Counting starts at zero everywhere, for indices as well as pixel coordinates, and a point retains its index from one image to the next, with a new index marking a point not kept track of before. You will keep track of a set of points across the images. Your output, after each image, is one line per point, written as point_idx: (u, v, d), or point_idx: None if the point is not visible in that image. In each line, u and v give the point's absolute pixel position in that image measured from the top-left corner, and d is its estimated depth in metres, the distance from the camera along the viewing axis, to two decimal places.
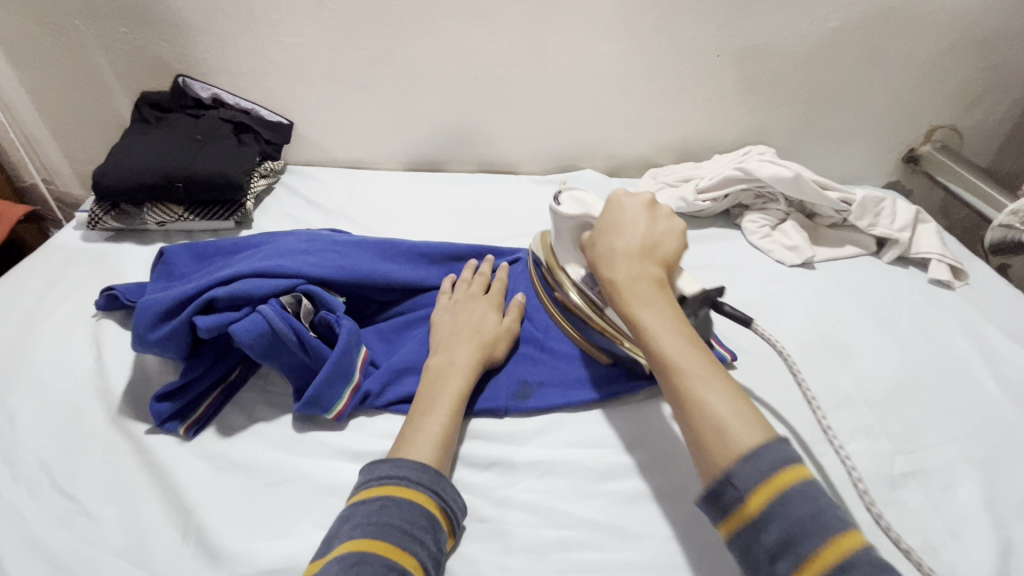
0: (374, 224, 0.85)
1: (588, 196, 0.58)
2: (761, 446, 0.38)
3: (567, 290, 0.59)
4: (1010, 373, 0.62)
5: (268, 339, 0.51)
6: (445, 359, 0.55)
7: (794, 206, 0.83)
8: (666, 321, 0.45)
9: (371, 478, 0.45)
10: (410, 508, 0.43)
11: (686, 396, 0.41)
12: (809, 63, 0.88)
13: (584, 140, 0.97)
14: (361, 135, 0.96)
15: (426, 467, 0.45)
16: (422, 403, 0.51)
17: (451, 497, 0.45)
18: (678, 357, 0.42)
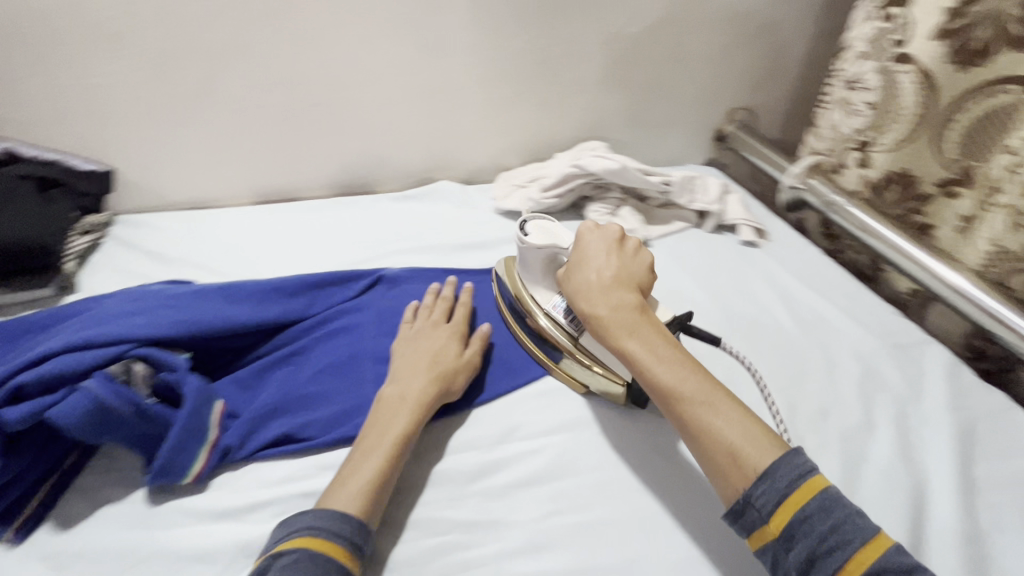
0: (224, 266, 0.81)
1: (554, 226, 0.64)
2: (772, 463, 0.42)
3: (539, 318, 0.63)
4: (801, 311, 0.75)
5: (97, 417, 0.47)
6: (397, 393, 0.55)
7: (628, 192, 0.92)
8: (652, 351, 0.50)
9: (290, 531, 0.44)
10: (326, 562, 0.42)
11: (694, 420, 0.46)
12: (620, 63, 0.98)
13: (434, 153, 0.99)
14: (197, 174, 0.90)
15: (349, 517, 0.45)
16: (365, 440, 0.51)
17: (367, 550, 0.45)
18: (678, 387, 0.48)
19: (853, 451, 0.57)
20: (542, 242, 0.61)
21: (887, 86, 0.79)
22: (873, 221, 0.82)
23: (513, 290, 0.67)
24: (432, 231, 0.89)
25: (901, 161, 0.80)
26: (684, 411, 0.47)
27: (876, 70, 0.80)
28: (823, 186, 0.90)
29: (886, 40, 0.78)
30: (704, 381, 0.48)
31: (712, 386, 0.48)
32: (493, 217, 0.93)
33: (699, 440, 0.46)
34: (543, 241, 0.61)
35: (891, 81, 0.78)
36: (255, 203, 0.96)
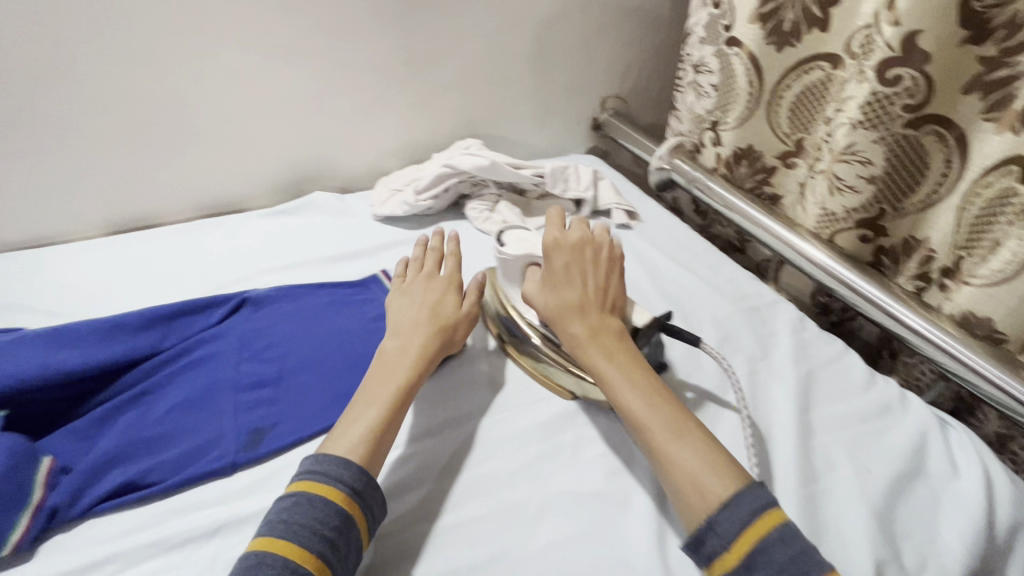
0: (67, 307, 0.73)
1: (530, 236, 0.67)
2: (733, 496, 0.45)
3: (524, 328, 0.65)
4: (668, 286, 0.79)
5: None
6: (400, 343, 0.59)
7: (505, 187, 0.93)
8: (626, 376, 0.53)
9: (302, 473, 0.48)
10: (314, 507, 0.45)
11: (661, 448, 0.49)
12: (487, 59, 0.99)
13: (306, 163, 0.95)
14: (28, 209, 0.81)
15: (349, 463, 0.48)
16: (362, 395, 0.54)
17: (366, 492, 0.47)
18: (647, 414, 0.51)
19: (707, 413, 0.61)
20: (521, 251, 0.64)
21: (725, 68, 0.85)
22: (731, 196, 0.88)
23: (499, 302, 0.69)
24: (306, 244, 0.86)
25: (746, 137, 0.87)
26: (653, 439, 0.50)
27: (715, 54, 0.86)
28: (686, 165, 0.95)
29: (720, 26, 0.83)
30: (674, 411, 0.51)
31: (683, 417, 0.51)
32: (372, 224, 0.90)
33: (664, 466, 0.48)
34: (520, 250, 0.64)
35: (728, 64, 0.84)
36: (108, 234, 0.88)
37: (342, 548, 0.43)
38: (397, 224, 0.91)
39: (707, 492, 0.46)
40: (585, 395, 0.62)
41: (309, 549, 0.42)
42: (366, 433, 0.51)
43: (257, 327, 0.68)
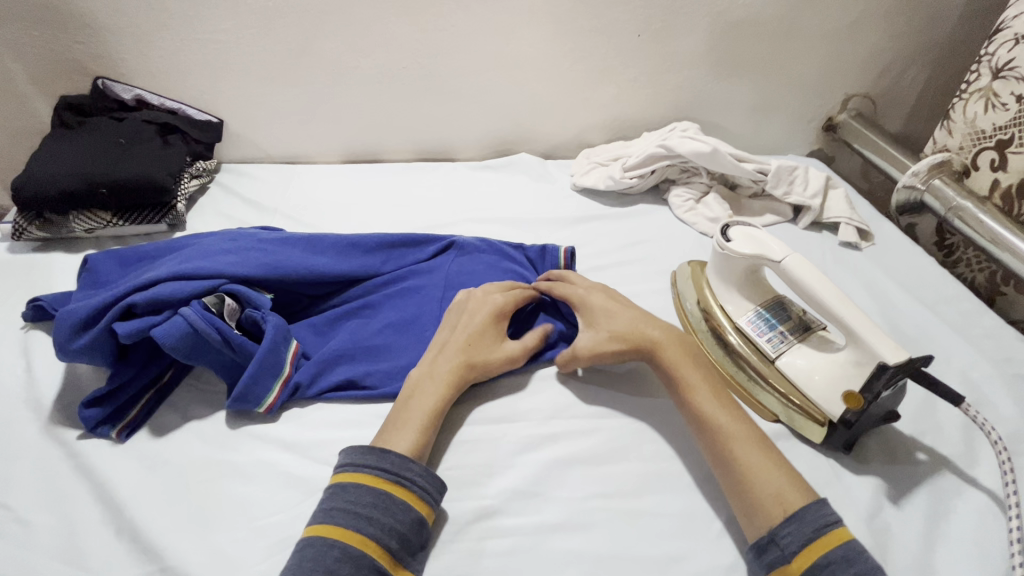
0: (312, 218, 0.86)
1: (760, 232, 0.60)
2: (804, 506, 0.43)
3: (728, 334, 0.60)
4: (905, 324, 0.67)
5: (188, 339, 0.52)
6: (426, 371, 0.55)
7: (716, 179, 0.87)
8: (711, 387, 0.52)
9: (340, 464, 0.47)
10: (358, 490, 0.45)
11: (738, 455, 0.47)
12: (728, 37, 0.91)
13: (519, 124, 0.98)
14: (295, 131, 0.95)
15: (388, 450, 0.47)
16: (399, 413, 0.51)
17: (410, 471, 0.46)
18: (729, 423, 0.49)
19: (948, 487, 0.51)
20: (751, 250, 0.58)
21: None
22: (1008, 232, 0.71)
23: (704, 301, 0.64)
24: (507, 202, 0.89)
25: None
26: (732, 447, 0.47)
27: None
28: (947, 189, 0.79)
29: None
30: (752, 427, 0.49)
31: (761, 437, 0.49)
32: (570, 193, 0.91)
33: (744, 475, 0.46)
34: (750, 249, 0.58)
35: None
36: (344, 161, 1.01)
37: (389, 523, 0.43)
38: (594, 197, 0.90)
39: (788, 505, 0.44)
40: (794, 425, 0.55)
41: (364, 532, 0.42)
42: (413, 438, 0.49)
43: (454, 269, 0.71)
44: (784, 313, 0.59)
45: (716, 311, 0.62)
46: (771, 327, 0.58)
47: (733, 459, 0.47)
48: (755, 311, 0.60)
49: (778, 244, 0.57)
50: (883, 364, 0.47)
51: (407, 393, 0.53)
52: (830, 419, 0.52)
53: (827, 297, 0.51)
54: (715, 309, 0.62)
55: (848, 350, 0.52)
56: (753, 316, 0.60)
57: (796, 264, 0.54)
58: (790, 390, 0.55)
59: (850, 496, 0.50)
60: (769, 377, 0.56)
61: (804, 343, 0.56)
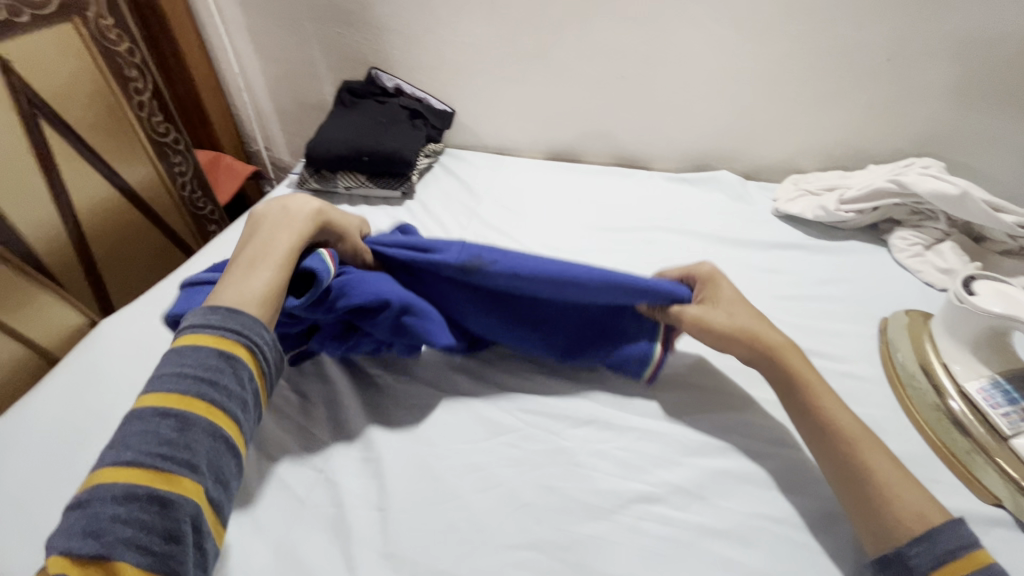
0: (515, 205, 0.95)
1: (1015, 292, 0.52)
2: (938, 527, 0.42)
3: (948, 397, 0.54)
4: None
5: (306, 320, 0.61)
6: (271, 224, 0.56)
7: (957, 226, 0.76)
8: (836, 401, 0.51)
9: (183, 328, 0.48)
10: (196, 354, 0.45)
11: (873, 464, 0.46)
12: (1005, 67, 0.78)
13: (724, 142, 0.97)
14: (511, 125, 1.07)
15: (238, 311, 0.48)
16: (243, 261, 0.53)
17: (255, 334, 0.48)
18: (860, 436, 0.48)
19: None
20: (1001, 309, 0.51)
21: None
22: None
23: (920, 356, 0.58)
24: (701, 217, 0.89)
25: None
26: (868, 460, 0.47)
27: None
28: None
29: None
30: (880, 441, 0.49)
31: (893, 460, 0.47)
32: (769, 218, 0.87)
33: (878, 488, 0.45)
34: (1000, 307, 0.51)
35: None
36: (546, 158, 1.10)
37: (233, 391, 0.45)
38: (797, 225, 0.85)
39: (926, 521, 0.43)
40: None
41: (207, 400, 0.44)
42: (260, 288, 0.50)
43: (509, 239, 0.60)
44: None
45: (937, 370, 0.56)
46: (1012, 402, 0.51)
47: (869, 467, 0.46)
48: (991, 380, 0.53)
49: None
50: None
51: (255, 235, 0.55)
52: None
53: None
54: (936, 367, 0.56)
55: None
56: (987, 384, 0.53)
57: None
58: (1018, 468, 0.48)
59: None
60: (996, 454, 0.49)
61: None
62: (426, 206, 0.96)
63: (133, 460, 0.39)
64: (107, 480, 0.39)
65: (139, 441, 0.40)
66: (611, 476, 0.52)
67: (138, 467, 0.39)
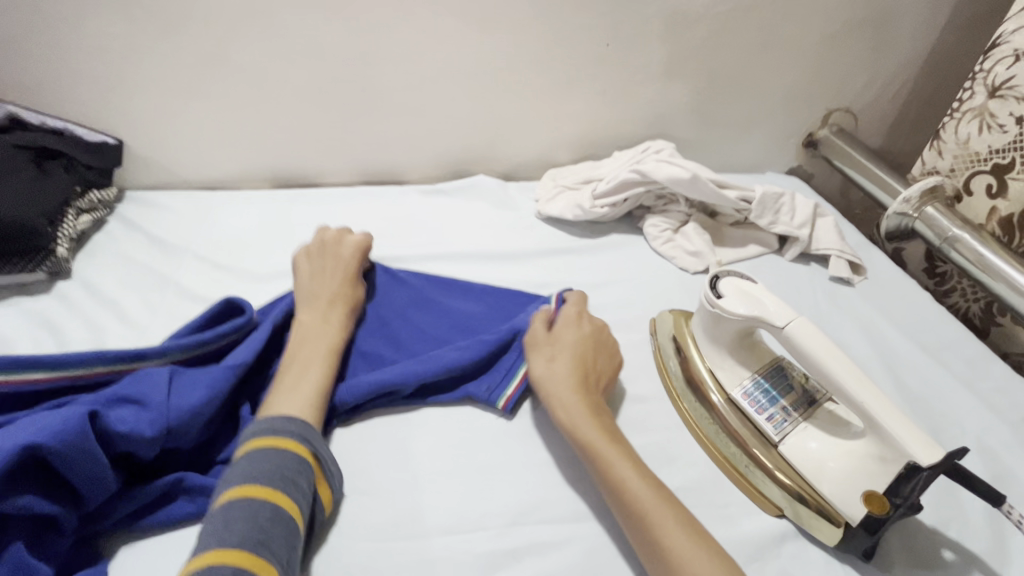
0: (232, 261, 0.73)
1: (752, 284, 0.51)
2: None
3: (718, 405, 0.51)
4: (911, 380, 0.60)
5: (24, 460, 0.36)
6: (316, 317, 0.55)
7: (695, 206, 0.78)
8: (636, 467, 0.45)
9: (250, 432, 0.43)
10: (278, 454, 0.42)
11: (667, 541, 0.40)
12: (705, 47, 0.82)
13: (475, 143, 0.87)
14: (213, 151, 0.82)
15: (305, 420, 0.45)
16: (294, 359, 0.51)
17: (321, 442, 0.45)
18: (652, 509, 0.42)
19: None
20: (746, 311, 0.48)
21: None
22: (1004, 264, 0.68)
23: (687, 364, 0.55)
24: (464, 235, 0.78)
25: None
26: (660, 538, 0.41)
27: None
28: (940, 218, 0.75)
29: None
30: (677, 505, 0.43)
31: (694, 524, 0.42)
32: (535, 223, 0.80)
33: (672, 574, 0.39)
34: (745, 309, 0.49)
35: None
36: (275, 187, 0.87)
37: (310, 495, 0.42)
38: (561, 227, 0.80)
39: None
40: (802, 521, 0.46)
41: (292, 499, 0.40)
42: (307, 399, 0.47)
43: (412, 277, 0.66)
44: (785, 381, 0.51)
45: (705, 376, 0.53)
46: (772, 402, 0.49)
47: (661, 548, 0.40)
48: (752, 380, 0.51)
49: (777, 303, 0.48)
50: (915, 465, 0.39)
51: (298, 336, 0.53)
52: (846, 520, 0.43)
53: (837, 371, 0.43)
54: (703, 374, 0.53)
55: (868, 439, 0.43)
56: (749, 385, 0.51)
57: (801, 330, 0.45)
58: (787, 472, 0.46)
59: None
60: (769, 461, 0.47)
61: (810, 422, 0.48)
62: (92, 287, 0.67)
63: (239, 545, 0.36)
64: (207, 567, 0.35)
65: (238, 529, 0.37)
66: None
67: (237, 550, 0.36)
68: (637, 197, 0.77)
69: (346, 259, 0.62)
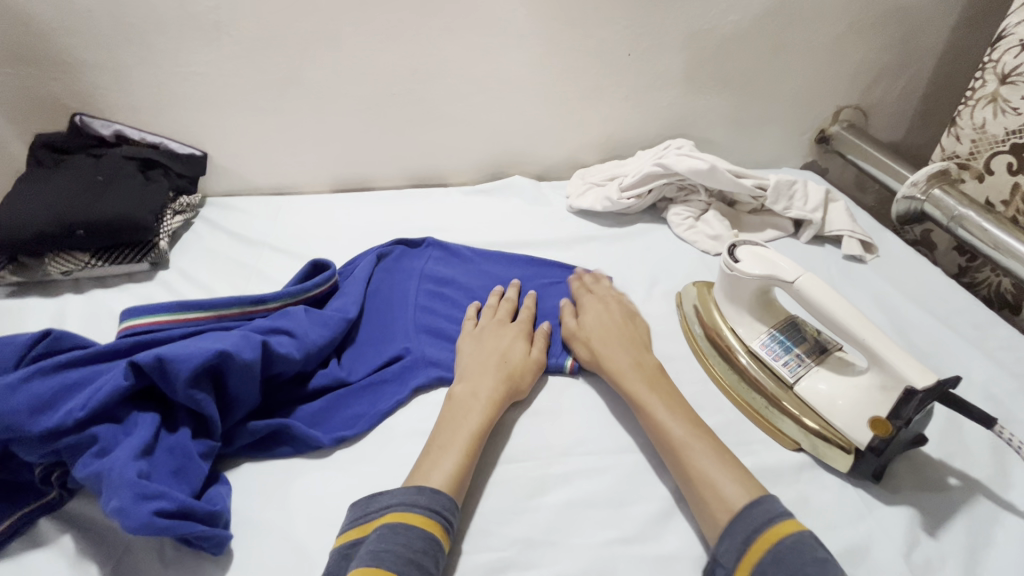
0: (304, 252, 0.83)
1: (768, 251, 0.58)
2: (738, 509, 0.44)
3: (738, 356, 0.58)
4: (919, 340, 0.66)
5: (216, 363, 0.49)
6: (469, 390, 0.55)
7: (715, 196, 0.85)
8: (671, 406, 0.53)
9: (389, 507, 0.45)
10: (409, 533, 0.43)
11: (694, 463, 0.48)
12: (719, 53, 0.90)
13: (512, 147, 0.97)
14: (282, 161, 0.93)
15: (438, 491, 0.46)
16: (438, 439, 0.51)
17: (450, 515, 0.45)
18: (685, 438, 0.50)
19: (979, 509, 0.48)
20: (760, 271, 0.55)
21: None
22: (1014, 241, 0.72)
23: (710, 324, 0.62)
24: (505, 227, 0.87)
25: None
26: (686, 457, 0.49)
27: None
28: (946, 198, 0.80)
29: None
30: (709, 437, 0.51)
31: (725, 450, 0.50)
32: (567, 216, 0.89)
33: (698, 487, 0.47)
34: (759, 269, 0.56)
35: None
36: (333, 191, 0.98)
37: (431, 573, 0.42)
38: (591, 218, 0.88)
39: (728, 494, 0.46)
40: (819, 454, 0.52)
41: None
42: (454, 470, 0.48)
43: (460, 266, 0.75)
44: (799, 334, 0.57)
45: (726, 334, 0.60)
46: (787, 350, 0.56)
47: (689, 468, 0.48)
48: (769, 334, 0.58)
49: (789, 263, 0.54)
50: (911, 389, 0.45)
51: (446, 417, 0.53)
52: (856, 446, 0.49)
53: (843, 316, 0.49)
54: (725, 332, 0.60)
55: (872, 373, 0.49)
56: (767, 339, 0.57)
57: (810, 284, 0.51)
58: (803, 412, 0.52)
59: (885, 530, 0.47)
60: (786, 402, 0.54)
61: (822, 367, 0.54)
62: (187, 275, 0.77)
63: None
64: None
65: None
66: (457, 554, 0.47)
67: None
68: (663, 188, 0.85)
69: (511, 333, 0.62)
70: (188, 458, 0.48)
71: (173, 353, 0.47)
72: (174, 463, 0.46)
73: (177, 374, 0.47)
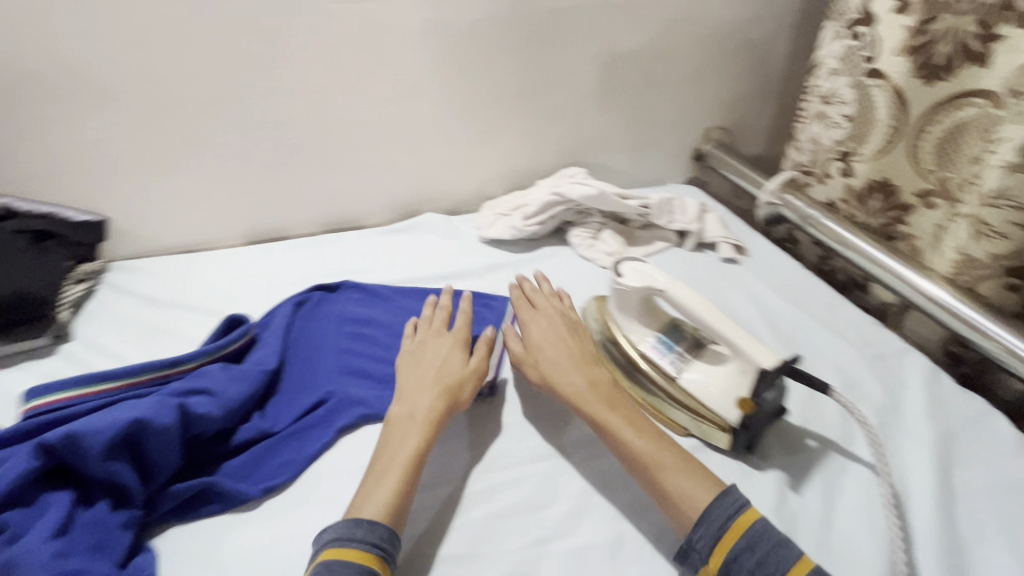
0: (219, 309, 0.83)
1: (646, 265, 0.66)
2: (707, 508, 0.49)
3: (631, 359, 0.65)
4: (783, 327, 0.77)
5: (131, 432, 0.50)
6: (406, 410, 0.58)
7: (609, 216, 0.95)
8: (632, 423, 0.56)
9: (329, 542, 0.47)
10: (354, 568, 0.45)
11: (667, 482, 0.52)
12: (598, 89, 1.01)
13: (422, 186, 1.02)
14: (189, 218, 0.92)
15: (377, 523, 0.49)
16: (378, 464, 0.54)
17: (392, 551, 0.48)
18: (653, 456, 0.53)
19: (832, 464, 0.58)
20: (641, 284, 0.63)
21: (862, 100, 0.87)
22: (850, 235, 0.86)
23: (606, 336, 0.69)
24: (421, 263, 0.91)
25: (881, 171, 0.86)
26: (657, 475, 0.52)
27: (850, 85, 0.88)
28: (795, 199, 0.95)
29: (858, 57, 0.86)
30: (675, 450, 0.54)
31: (686, 458, 0.54)
32: (478, 247, 0.95)
33: (672, 502, 0.51)
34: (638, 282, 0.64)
35: (865, 94, 0.86)
36: (246, 243, 0.98)
37: None
38: (501, 246, 0.95)
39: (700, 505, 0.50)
40: (703, 436, 0.60)
41: None
42: (390, 494, 0.51)
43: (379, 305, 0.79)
44: (680, 334, 0.65)
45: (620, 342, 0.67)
46: (669, 349, 0.64)
47: (662, 485, 0.52)
48: (656, 338, 0.65)
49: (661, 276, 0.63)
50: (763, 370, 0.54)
51: (384, 440, 0.56)
52: (730, 425, 0.58)
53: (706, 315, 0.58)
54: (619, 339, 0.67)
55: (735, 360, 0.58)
56: (654, 341, 0.65)
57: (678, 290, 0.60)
58: (687, 402, 0.60)
59: (760, 493, 0.55)
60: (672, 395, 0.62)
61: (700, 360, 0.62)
62: (94, 346, 0.75)
63: None
64: None
65: None
66: None
67: None
68: (562, 213, 0.93)
69: (445, 348, 0.65)
70: (107, 530, 0.48)
71: (84, 428, 0.48)
72: (91, 537, 0.46)
73: (89, 449, 0.47)
